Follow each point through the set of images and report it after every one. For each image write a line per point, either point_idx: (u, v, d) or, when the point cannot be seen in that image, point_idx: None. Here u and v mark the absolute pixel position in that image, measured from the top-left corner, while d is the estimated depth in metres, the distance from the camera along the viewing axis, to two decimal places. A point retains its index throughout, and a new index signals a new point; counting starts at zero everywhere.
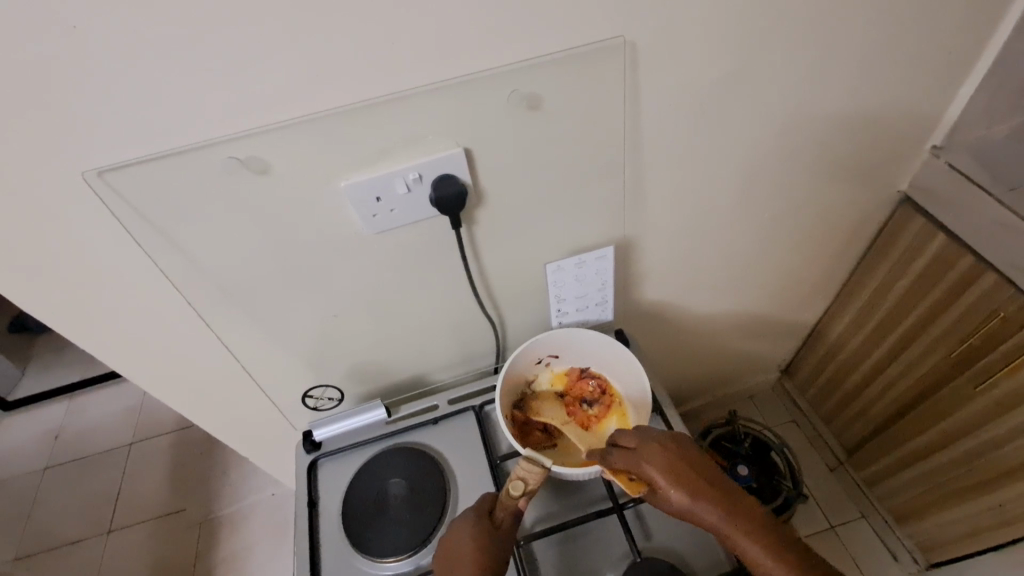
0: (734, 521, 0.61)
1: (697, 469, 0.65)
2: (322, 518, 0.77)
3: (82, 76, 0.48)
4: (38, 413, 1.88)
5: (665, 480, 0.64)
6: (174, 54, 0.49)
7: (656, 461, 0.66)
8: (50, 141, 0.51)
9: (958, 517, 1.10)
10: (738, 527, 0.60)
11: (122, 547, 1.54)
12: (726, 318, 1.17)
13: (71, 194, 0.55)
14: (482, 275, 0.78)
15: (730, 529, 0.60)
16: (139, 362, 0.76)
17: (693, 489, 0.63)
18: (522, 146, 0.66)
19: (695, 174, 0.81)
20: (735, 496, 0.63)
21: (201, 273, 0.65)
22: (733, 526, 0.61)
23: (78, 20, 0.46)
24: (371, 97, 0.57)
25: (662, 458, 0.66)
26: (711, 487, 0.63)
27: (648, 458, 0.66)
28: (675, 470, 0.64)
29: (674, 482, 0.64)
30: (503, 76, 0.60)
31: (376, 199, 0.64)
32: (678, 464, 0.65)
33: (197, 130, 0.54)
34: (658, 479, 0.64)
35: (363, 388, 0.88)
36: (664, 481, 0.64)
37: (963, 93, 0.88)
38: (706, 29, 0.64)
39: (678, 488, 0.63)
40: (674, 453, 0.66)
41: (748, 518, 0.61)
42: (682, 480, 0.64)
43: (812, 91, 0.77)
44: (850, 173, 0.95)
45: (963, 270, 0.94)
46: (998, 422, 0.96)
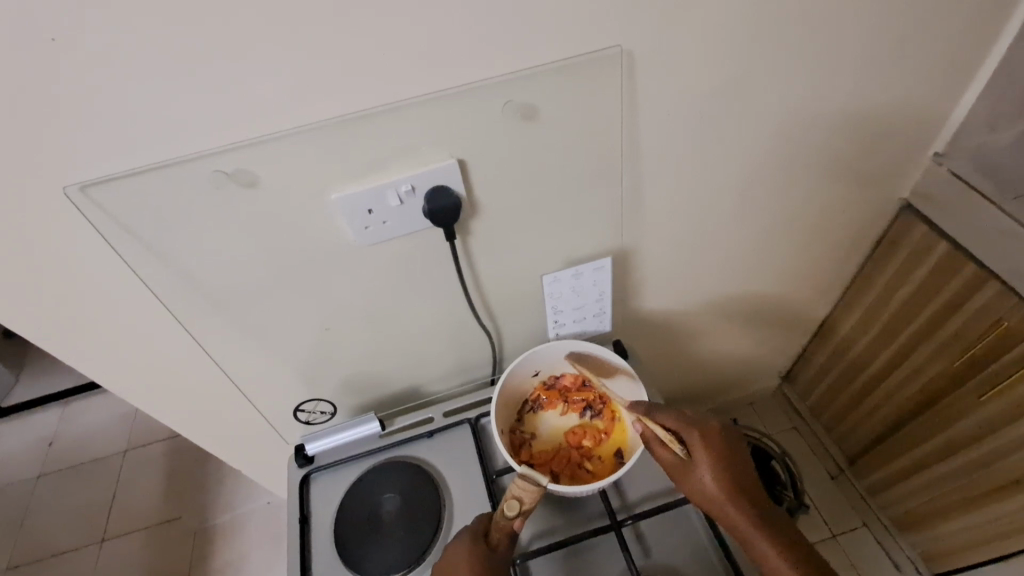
0: (752, 515, 0.63)
1: (737, 460, 0.67)
2: (315, 534, 0.76)
3: (62, 89, 0.47)
4: (31, 421, 1.86)
5: (706, 458, 0.66)
6: (158, 67, 0.48)
7: (703, 438, 0.67)
8: (30, 155, 0.50)
9: (961, 527, 1.09)
10: (755, 521, 0.63)
11: (116, 557, 1.52)
12: (726, 326, 1.16)
13: (54, 209, 0.54)
14: (477, 286, 0.77)
15: (746, 521, 0.63)
16: (128, 377, 0.74)
17: (728, 477, 0.65)
18: (518, 157, 0.65)
19: (694, 182, 0.80)
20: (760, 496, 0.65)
21: (189, 287, 0.64)
22: (751, 518, 0.63)
23: (57, 33, 0.44)
24: (362, 108, 0.56)
25: (708, 438, 0.67)
26: (743, 481, 0.65)
27: (698, 431, 0.68)
28: (717, 453, 0.66)
29: (715, 464, 0.66)
30: (497, 87, 0.58)
31: (368, 211, 0.62)
32: (723, 450, 0.67)
33: (182, 143, 0.53)
34: (700, 455, 0.66)
35: (357, 400, 0.87)
36: (706, 457, 0.66)
37: (966, 100, 0.86)
38: (705, 37, 0.63)
39: (716, 468, 0.65)
40: (721, 437, 0.68)
41: (768, 518, 0.63)
42: (721, 463, 0.65)
43: (812, 98, 0.76)
44: (851, 180, 0.93)
45: (966, 278, 0.92)
46: (1003, 432, 0.94)
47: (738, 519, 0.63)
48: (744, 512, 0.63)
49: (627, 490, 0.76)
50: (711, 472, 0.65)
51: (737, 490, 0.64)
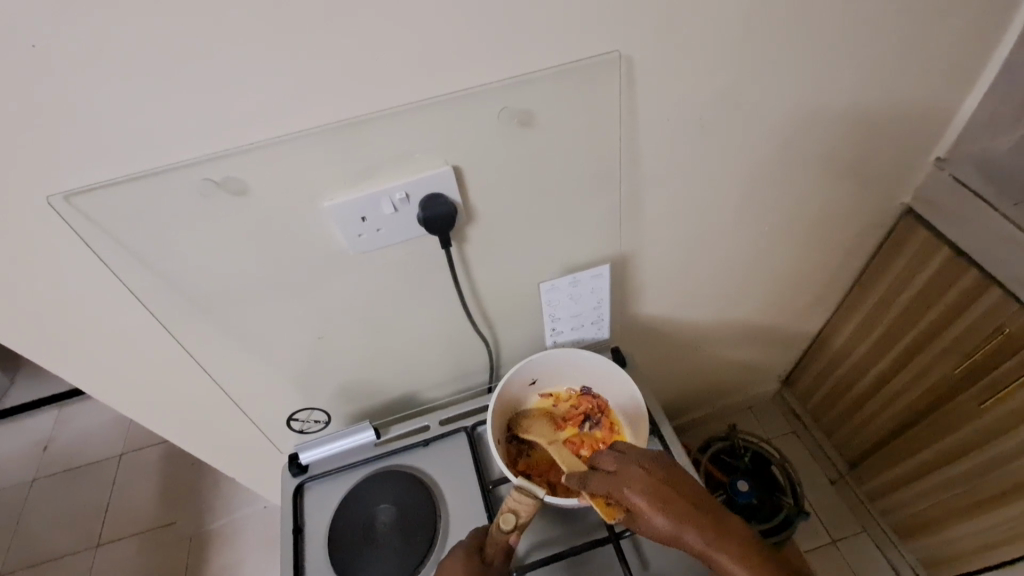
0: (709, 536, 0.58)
1: (674, 486, 0.63)
2: (308, 545, 0.74)
3: (45, 96, 0.46)
4: (26, 424, 1.85)
5: (642, 501, 0.62)
6: (144, 73, 0.47)
7: (632, 482, 0.64)
8: (13, 164, 0.49)
9: (961, 535, 1.08)
10: (712, 543, 0.58)
11: (110, 562, 1.51)
12: (725, 331, 1.15)
13: (38, 217, 0.53)
14: (474, 293, 0.76)
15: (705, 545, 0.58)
16: (118, 385, 0.73)
17: (672, 510, 0.61)
18: (514, 163, 0.63)
19: (693, 188, 0.78)
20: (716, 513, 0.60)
21: (180, 296, 0.62)
22: (711, 542, 0.58)
23: (39, 39, 0.43)
24: (354, 115, 0.54)
25: (637, 478, 0.64)
26: (689, 505, 0.61)
27: (625, 478, 0.65)
28: (649, 491, 0.62)
29: (651, 504, 0.62)
30: (493, 93, 0.57)
31: (362, 219, 0.61)
32: (657, 484, 0.63)
33: (170, 150, 0.52)
34: (636, 501, 0.62)
35: (352, 408, 0.86)
36: (641, 500, 0.62)
37: (968, 104, 0.85)
38: (704, 42, 0.62)
39: (655, 508, 0.61)
40: (651, 473, 0.64)
41: (727, 536, 0.58)
42: (658, 500, 0.61)
43: (812, 104, 0.75)
44: (851, 185, 0.92)
45: (967, 284, 0.92)
46: (1003, 440, 0.93)
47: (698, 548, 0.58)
48: (701, 537, 0.58)
49: None
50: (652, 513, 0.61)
51: (685, 517, 0.60)
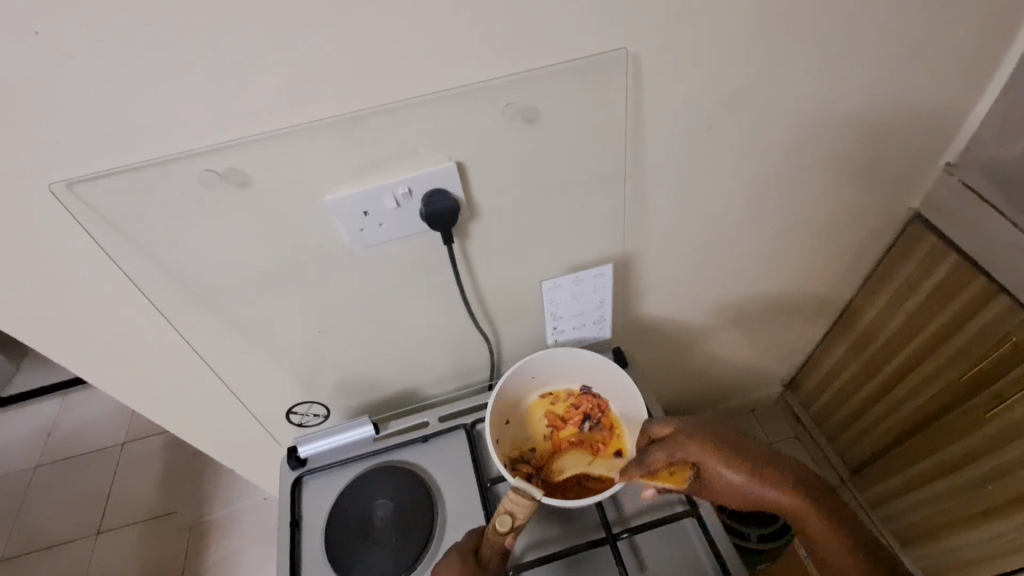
0: (786, 490, 0.57)
1: (745, 443, 0.61)
2: (305, 538, 0.74)
3: (47, 83, 0.46)
4: (31, 411, 1.87)
5: (714, 459, 0.60)
6: (147, 65, 0.47)
7: (702, 439, 0.62)
8: (15, 152, 0.49)
9: (963, 544, 1.07)
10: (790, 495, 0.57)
11: (111, 549, 1.52)
12: (728, 334, 1.14)
13: (39, 205, 0.53)
14: (476, 290, 0.76)
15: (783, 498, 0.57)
16: (119, 376, 0.73)
17: (750, 465, 0.59)
18: (519, 160, 0.63)
19: (699, 188, 0.78)
20: (791, 465, 0.59)
21: (181, 286, 0.62)
22: (790, 492, 0.57)
23: (42, 27, 0.43)
24: (358, 109, 0.54)
25: (707, 438, 0.62)
26: (763, 461, 0.60)
27: (694, 440, 0.62)
28: (724, 445, 0.61)
29: (722, 464, 0.60)
30: (498, 89, 0.57)
31: (364, 213, 0.61)
32: (729, 441, 0.61)
33: (173, 141, 0.52)
34: (704, 459, 0.61)
35: (351, 403, 0.86)
36: (714, 460, 0.60)
37: (981, 109, 0.84)
38: (712, 41, 0.61)
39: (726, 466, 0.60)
40: (722, 430, 0.63)
41: (804, 485, 0.57)
42: (734, 455, 0.60)
43: (821, 105, 0.74)
44: (861, 188, 0.91)
45: (975, 291, 0.90)
46: (1008, 449, 0.92)
47: (773, 500, 0.58)
48: (780, 490, 0.57)
49: (623, 502, 0.75)
50: (729, 470, 0.59)
51: (760, 476, 0.58)
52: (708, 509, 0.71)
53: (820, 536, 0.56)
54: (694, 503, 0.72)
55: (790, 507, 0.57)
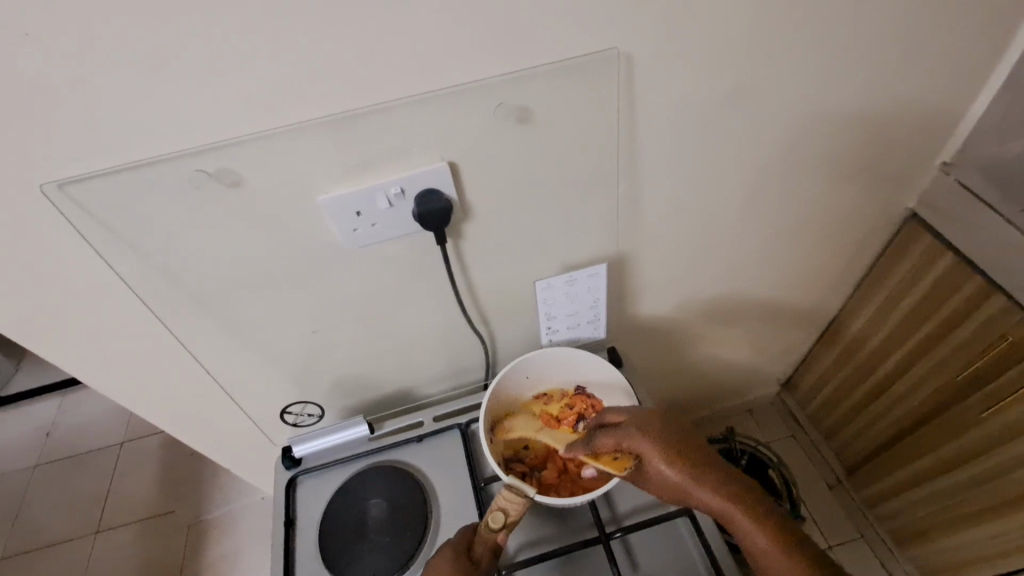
0: (717, 493, 0.60)
1: (686, 445, 0.64)
2: (299, 538, 0.74)
3: (37, 84, 0.46)
4: (30, 410, 1.87)
5: (655, 454, 0.63)
6: (137, 64, 0.46)
7: (648, 433, 0.65)
8: (7, 153, 0.49)
9: (960, 543, 1.07)
10: (719, 497, 0.60)
11: (109, 549, 1.52)
12: (724, 333, 1.14)
13: (31, 206, 0.53)
14: (470, 290, 0.76)
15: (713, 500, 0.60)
16: (114, 376, 0.73)
17: (688, 465, 0.62)
18: (512, 160, 0.63)
19: (694, 187, 0.78)
20: (724, 470, 0.62)
21: (174, 286, 0.62)
22: (717, 493, 0.60)
23: (33, 28, 0.43)
24: (349, 109, 0.54)
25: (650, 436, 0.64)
26: (700, 463, 0.62)
27: (638, 429, 0.66)
28: (665, 442, 0.64)
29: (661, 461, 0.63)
30: (490, 89, 0.57)
31: (356, 213, 0.61)
32: (673, 440, 0.64)
33: (165, 142, 0.52)
34: (643, 449, 0.64)
35: (346, 403, 0.86)
36: (653, 453, 0.64)
37: (976, 108, 0.84)
38: (705, 40, 0.61)
39: (664, 463, 0.63)
40: (669, 428, 0.66)
41: (735, 492, 0.60)
42: (672, 451, 0.63)
43: (816, 104, 0.74)
44: (857, 186, 0.91)
45: (971, 290, 0.90)
46: (1005, 448, 0.92)
47: (703, 500, 0.61)
48: (711, 492, 0.60)
49: (617, 501, 0.75)
50: (665, 465, 0.62)
51: (694, 477, 0.61)
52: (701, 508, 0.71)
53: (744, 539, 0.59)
54: None
55: (719, 509, 0.60)
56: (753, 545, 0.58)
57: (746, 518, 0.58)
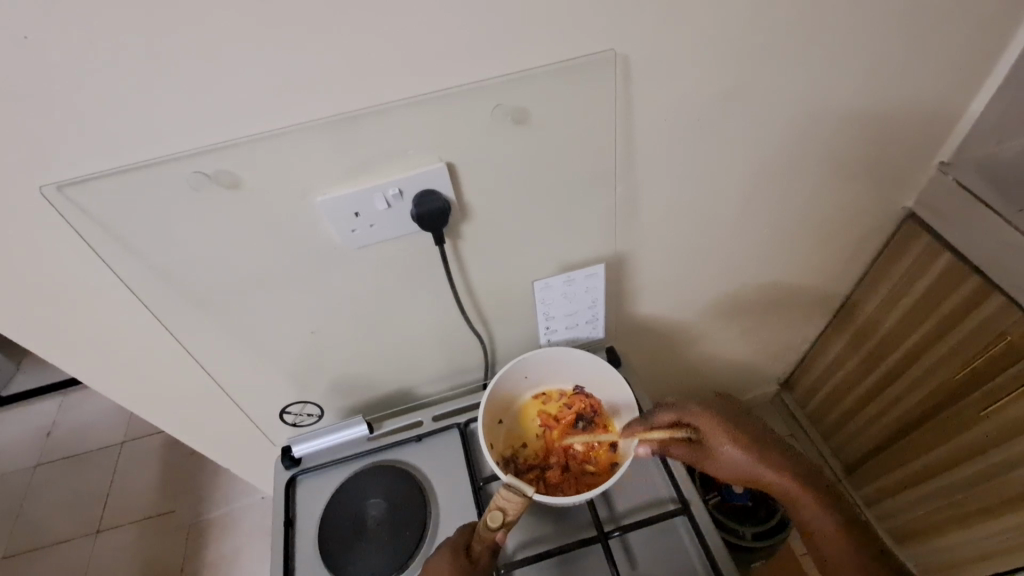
0: (782, 472, 0.64)
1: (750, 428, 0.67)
2: (299, 537, 0.75)
3: (36, 86, 0.46)
4: (31, 410, 1.87)
5: (724, 436, 0.67)
6: (134, 66, 0.47)
7: (713, 416, 0.68)
8: (6, 155, 0.49)
9: (959, 542, 1.07)
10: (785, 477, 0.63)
11: (110, 548, 1.53)
12: (723, 333, 1.14)
13: (30, 207, 0.53)
14: (468, 290, 0.76)
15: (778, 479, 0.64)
16: (113, 376, 0.73)
17: (754, 446, 0.66)
18: (509, 161, 0.63)
19: (692, 187, 0.78)
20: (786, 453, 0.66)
21: (173, 287, 0.63)
22: (780, 472, 0.64)
23: (31, 31, 0.43)
24: (346, 111, 0.54)
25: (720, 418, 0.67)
26: (762, 446, 0.66)
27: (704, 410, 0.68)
28: (733, 427, 0.67)
29: (729, 442, 0.66)
30: (488, 90, 0.57)
31: (355, 214, 0.61)
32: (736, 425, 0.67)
33: (163, 144, 0.52)
34: (709, 432, 0.67)
35: (346, 403, 0.86)
36: (720, 436, 0.67)
37: (974, 108, 0.84)
38: (702, 41, 0.61)
39: (731, 446, 0.66)
40: (733, 414, 0.69)
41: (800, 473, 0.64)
42: (738, 435, 0.66)
43: (813, 104, 0.74)
44: (855, 185, 0.91)
45: (970, 290, 0.90)
46: (1003, 448, 0.92)
47: (765, 478, 0.65)
48: (773, 471, 0.64)
49: (615, 501, 0.75)
50: (732, 446, 0.66)
51: (762, 458, 0.65)
52: (700, 508, 0.71)
53: (807, 520, 0.62)
54: (686, 502, 0.72)
55: (782, 486, 0.63)
56: (818, 523, 0.61)
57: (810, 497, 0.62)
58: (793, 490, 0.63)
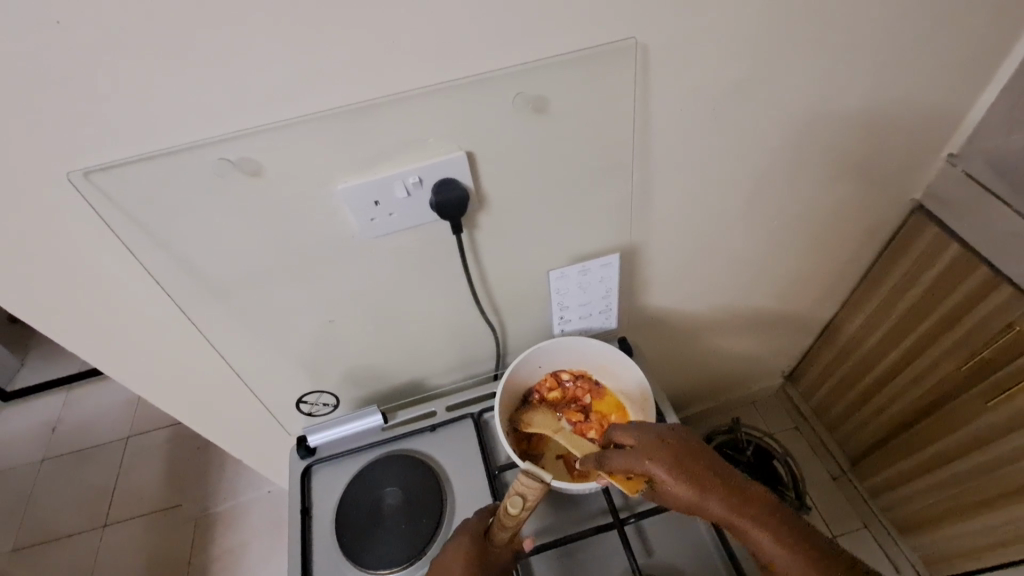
0: (739, 513, 0.61)
1: (702, 466, 0.64)
2: (315, 525, 0.75)
3: (65, 71, 0.46)
4: (36, 405, 1.87)
5: (672, 476, 0.63)
6: (163, 54, 0.47)
7: (659, 458, 0.65)
8: (35, 141, 0.49)
9: (965, 531, 1.07)
10: (745, 520, 0.61)
11: (117, 542, 1.53)
12: (732, 325, 1.15)
13: (57, 194, 0.53)
14: (483, 280, 0.76)
15: (737, 521, 0.61)
16: (130, 365, 0.74)
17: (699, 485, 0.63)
18: (528, 150, 0.64)
19: (706, 178, 0.78)
20: (737, 490, 0.63)
21: (194, 276, 0.63)
22: (731, 510, 0.62)
23: (64, 16, 0.43)
24: (368, 99, 0.55)
25: (670, 460, 0.64)
26: (715, 485, 0.63)
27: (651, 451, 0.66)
28: (682, 469, 0.64)
29: (678, 486, 0.63)
30: (509, 78, 0.57)
31: (374, 203, 0.61)
32: (684, 467, 0.64)
33: (189, 131, 0.52)
34: (659, 474, 0.64)
35: (360, 393, 0.87)
36: (668, 477, 0.64)
37: (985, 99, 0.85)
38: (719, 30, 0.61)
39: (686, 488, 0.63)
40: (684, 451, 0.65)
41: (754, 514, 0.61)
42: (687, 476, 0.63)
43: (826, 94, 0.74)
44: (865, 177, 0.91)
45: (977, 281, 0.91)
46: (1009, 437, 0.93)
47: (724, 519, 0.62)
48: (724, 506, 0.62)
49: None
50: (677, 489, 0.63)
51: (710, 498, 0.62)
52: None
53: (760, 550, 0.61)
54: None
55: (729, 520, 0.62)
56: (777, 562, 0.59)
57: (767, 537, 0.60)
58: (747, 530, 0.61)
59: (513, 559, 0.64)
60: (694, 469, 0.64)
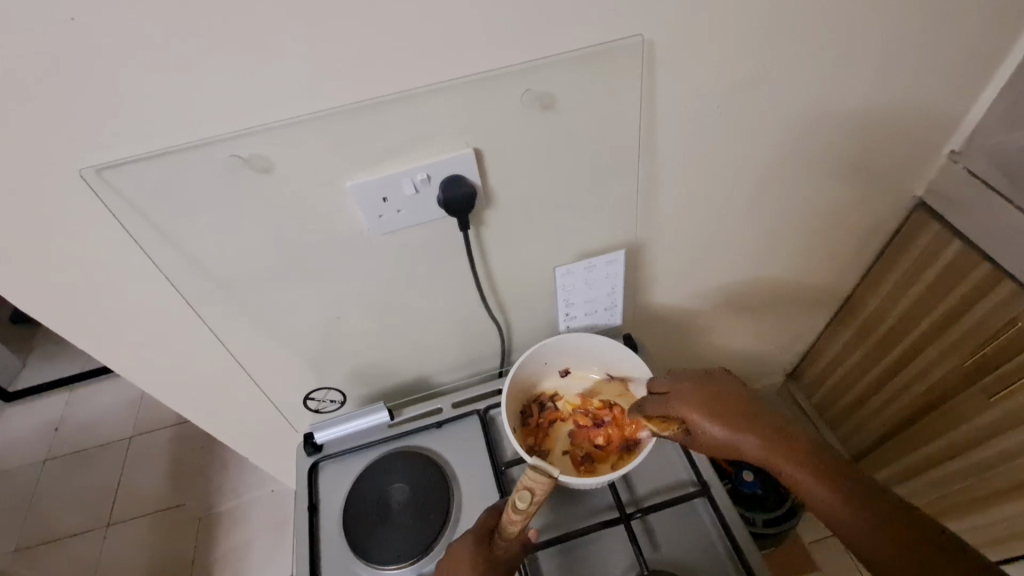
0: (781, 452, 0.61)
1: (740, 409, 0.65)
2: (323, 522, 0.76)
3: (78, 68, 0.47)
4: (38, 405, 1.87)
5: (706, 418, 0.65)
6: (176, 51, 0.47)
7: (696, 402, 0.67)
8: (47, 138, 0.50)
9: (967, 527, 1.08)
10: (786, 459, 0.60)
11: (121, 541, 1.53)
12: (734, 322, 1.15)
13: (69, 191, 0.53)
14: (489, 277, 0.77)
15: (777, 460, 0.61)
16: (138, 362, 0.74)
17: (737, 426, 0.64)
18: (534, 147, 0.64)
19: (710, 175, 0.79)
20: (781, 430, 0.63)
21: (203, 273, 0.63)
22: (772, 449, 0.61)
23: (78, 13, 0.44)
24: (377, 96, 0.55)
25: (704, 404, 0.66)
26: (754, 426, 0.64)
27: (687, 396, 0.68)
28: (717, 410, 0.65)
29: (713, 427, 0.65)
30: (516, 76, 0.58)
31: (383, 199, 0.62)
32: (720, 408, 0.66)
33: (200, 128, 0.53)
34: (694, 418, 0.66)
35: (367, 390, 0.87)
36: (703, 419, 0.65)
37: (986, 96, 0.85)
38: (724, 27, 0.62)
39: (723, 429, 0.64)
40: (722, 394, 0.67)
41: (798, 453, 0.60)
42: (724, 417, 0.65)
43: (830, 92, 0.75)
44: (868, 174, 0.92)
45: (980, 278, 0.91)
46: (1011, 433, 0.94)
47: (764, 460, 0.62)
48: (765, 445, 0.62)
49: (635, 484, 0.76)
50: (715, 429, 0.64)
51: (749, 437, 0.63)
52: (719, 488, 0.73)
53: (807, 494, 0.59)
54: (706, 484, 0.73)
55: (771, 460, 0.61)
56: (825, 504, 0.57)
57: (813, 477, 0.58)
58: (792, 471, 0.60)
59: (521, 553, 0.64)
60: (730, 409, 0.65)
